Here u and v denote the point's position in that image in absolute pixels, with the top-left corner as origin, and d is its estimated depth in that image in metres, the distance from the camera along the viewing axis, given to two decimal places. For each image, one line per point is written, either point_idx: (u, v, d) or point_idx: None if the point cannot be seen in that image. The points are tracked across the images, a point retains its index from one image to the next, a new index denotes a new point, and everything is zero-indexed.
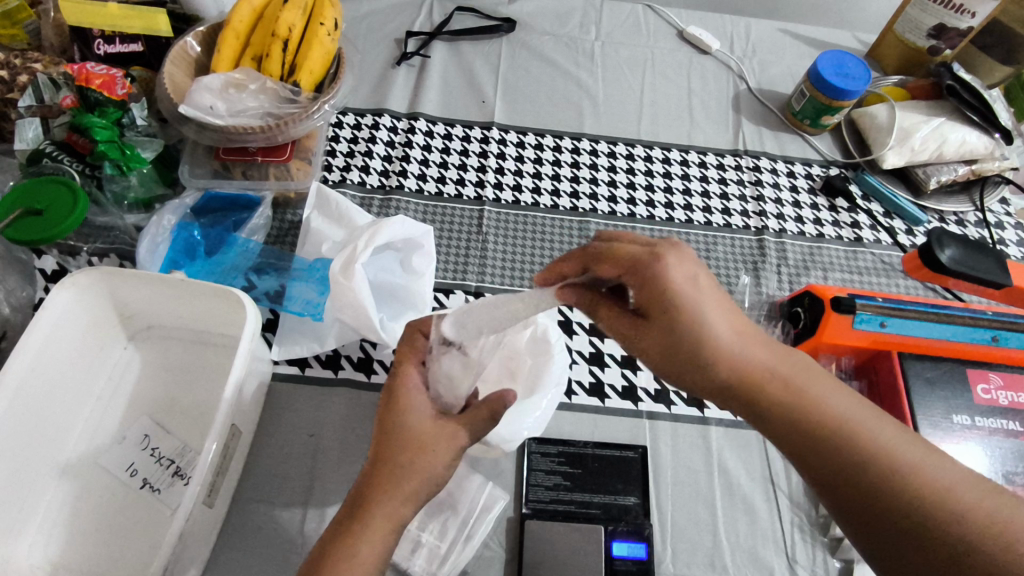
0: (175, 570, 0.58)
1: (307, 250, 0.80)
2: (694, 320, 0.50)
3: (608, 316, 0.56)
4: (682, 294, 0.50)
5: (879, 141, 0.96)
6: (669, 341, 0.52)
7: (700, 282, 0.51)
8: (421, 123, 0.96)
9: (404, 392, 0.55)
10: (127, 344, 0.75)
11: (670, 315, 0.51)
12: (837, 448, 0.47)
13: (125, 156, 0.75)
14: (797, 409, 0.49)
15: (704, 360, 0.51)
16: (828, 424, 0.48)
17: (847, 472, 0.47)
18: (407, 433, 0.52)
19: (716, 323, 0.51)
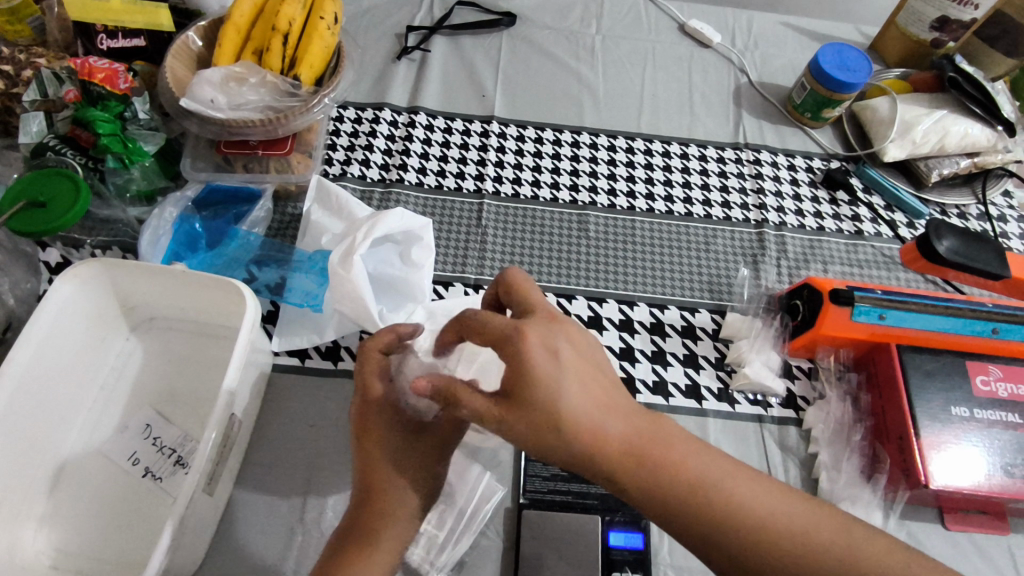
0: (175, 557, 0.59)
1: (307, 242, 0.81)
2: (563, 405, 0.45)
3: (482, 407, 0.46)
4: (550, 374, 0.45)
5: (881, 134, 0.95)
6: (545, 434, 0.45)
7: (565, 357, 0.46)
8: (421, 116, 0.97)
9: (376, 419, 0.54)
10: (129, 335, 0.76)
11: (539, 404, 0.45)
12: (714, 513, 0.46)
13: (127, 149, 0.76)
14: (672, 478, 0.47)
15: (580, 450, 0.45)
16: (702, 493, 0.47)
17: (725, 537, 0.46)
18: (387, 463, 0.53)
19: (583, 403, 0.45)
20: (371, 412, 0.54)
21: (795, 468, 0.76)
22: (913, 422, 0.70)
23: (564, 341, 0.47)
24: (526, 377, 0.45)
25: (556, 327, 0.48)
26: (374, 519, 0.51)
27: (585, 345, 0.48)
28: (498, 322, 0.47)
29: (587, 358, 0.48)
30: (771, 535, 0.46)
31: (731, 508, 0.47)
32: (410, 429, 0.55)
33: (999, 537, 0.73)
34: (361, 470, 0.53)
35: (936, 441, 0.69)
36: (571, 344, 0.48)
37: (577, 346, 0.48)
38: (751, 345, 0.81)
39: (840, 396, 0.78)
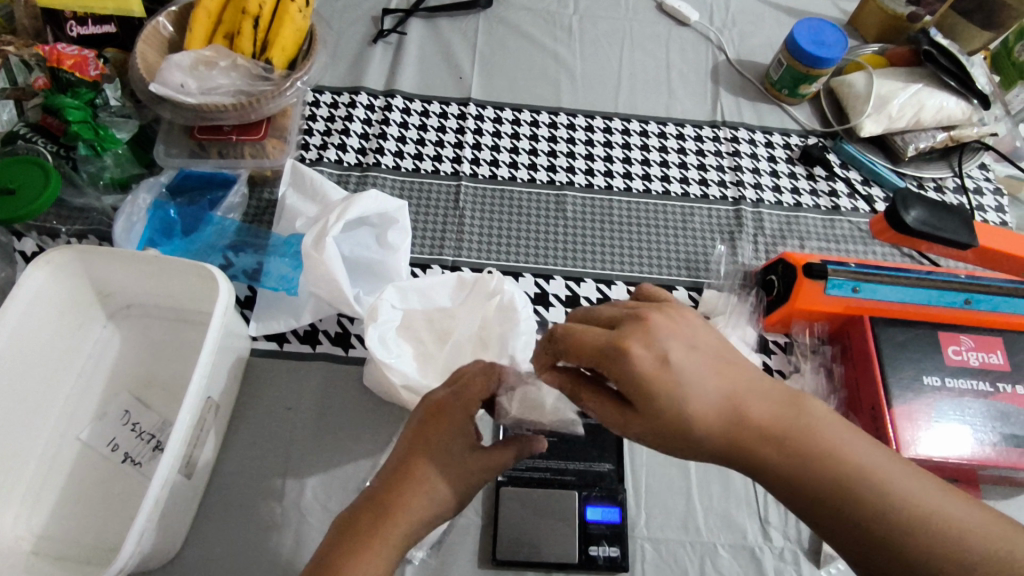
0: (152, 541, 0.59)
1: (282, 226, 0.81)
2: (680, 405, 0.43)
3: (604, 409, 0.47)
4: (667, 372, 0.43)
5: (857, 109, 0.96)
6: (673, 435, 0.44)
7: (675, 355, 0.44)
8: (397, 100, 0.96)
9: (453, 409, 0.54)
10: (106, 323, 0.76)
11: (661, 406, 0.43)
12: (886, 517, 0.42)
13: (99, 136, 0.75)
14: (829, 475, 0.43)
15: (717, 443, 0.44)
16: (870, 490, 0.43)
17: (902, 544, 0.42)
18: (439, 454, 0.53)
19: (708, 401, 0.44)
20: (456, 404, 0.54)
21: None
22: (885, 392, 0.71)
23: (676, 336, 0.45)
24: (640, 382, 0.43)
25: (659, 326, 0.45)
26: (406, 491, 0.51)
27: (697, 335, 0.46)
28: (591, 334, 0.45)
29: (708, 352, 0.45)
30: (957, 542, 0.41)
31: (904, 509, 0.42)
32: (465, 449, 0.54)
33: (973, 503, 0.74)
34: (412, 441, 0.54)
35: (907, 410, 0.70)
36: (686, 338, 0.45)
37: (692, 337, 0.45)
38: (728, 321, 0.81)
39: (814, 368, 0.80)
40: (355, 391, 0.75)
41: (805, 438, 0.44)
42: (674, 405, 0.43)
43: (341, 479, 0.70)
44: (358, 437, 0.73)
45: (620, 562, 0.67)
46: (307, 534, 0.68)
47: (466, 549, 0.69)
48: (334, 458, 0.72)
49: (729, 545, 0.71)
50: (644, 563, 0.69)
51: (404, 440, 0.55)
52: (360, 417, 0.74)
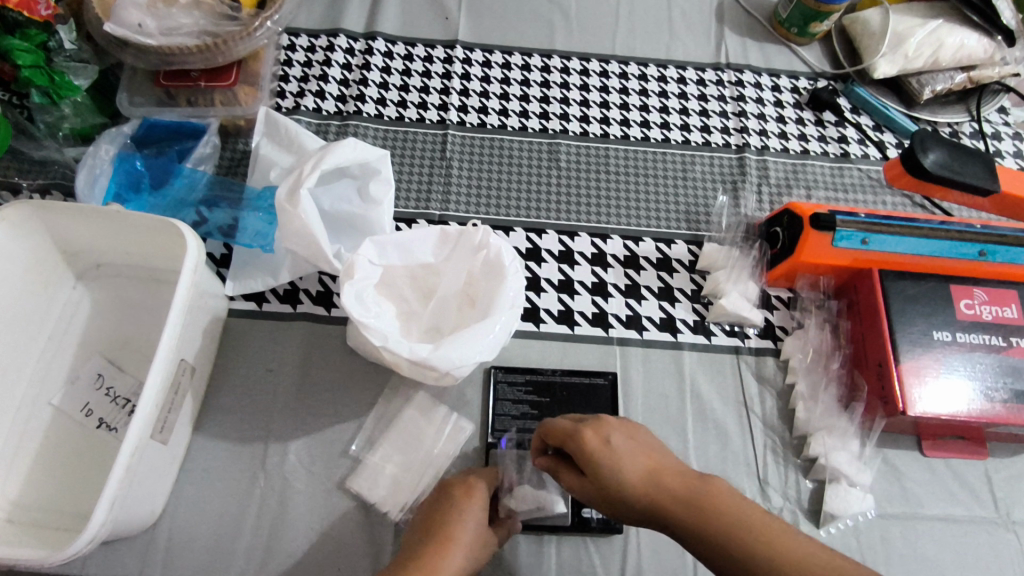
0: (127, 509, 0.57)
1: (256, 177, 0.76)
2: (619, 481, 0.48)
3: (570, 483, 0.52)
4: (610, 454, 0.49)
5: (871, 48, 0.89)
6: (618, 505, 0.49)
7: (616, 441, 0.50)
8: (379, 43, 0.90)
9: (479, 488, 0.59)
10: (76, 284, 0.72)
11: (604, 481, 0.48)
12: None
13: (55, 83, 0.70)
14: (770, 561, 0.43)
15: (659, 519, 0.47)
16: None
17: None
18: (470, 521, 0.56)
19: (645, 483, 0.48)
20: (476, 482, 0.60)
21: (772, 399, 0.74)
22: (893, 348, 0.67)
23: (621, 431, 0.51)
24: (585, 458, 0.49)
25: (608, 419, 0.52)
26: (439, 551, 0.52)
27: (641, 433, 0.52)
28: (561, 421, 0.53)
29: (651, 447, 0.50)
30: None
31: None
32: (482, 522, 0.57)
33: (978, 461, 0.72)
34: (440, 508, 0.57)
35: (914, 366, 0.67)
36: (631, 434, 0.51)
37: (636, 436, 0.51)
38: (729, 275, 0.77)
39: (819, 324, 0.76)
40: (339, 351, 0.72)
41: (746, 523, 0.44)
42: (611, 473, 0.48)
43: (326, 443, 0.68)
44: (342, 399, 0.70)
45: (613, 524, 0.66)
46: (291, 499, 0.66)
47: None
48: (318, 422, 0.69)
49: None
50: (640, 525, 0.67)
51: (432, 510, 0.57)
52: (345, 380, 0.71)
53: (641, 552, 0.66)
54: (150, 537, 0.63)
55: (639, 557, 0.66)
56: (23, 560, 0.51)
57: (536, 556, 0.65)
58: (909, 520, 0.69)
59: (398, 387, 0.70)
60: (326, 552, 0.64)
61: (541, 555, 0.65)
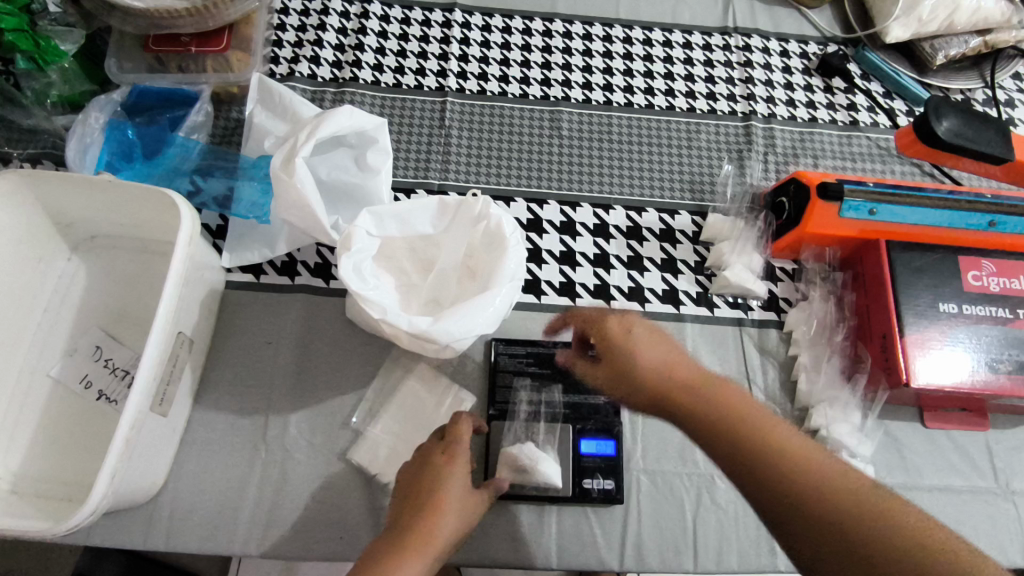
0: (129, 480, 0.57)
1: (250, 146, 0.75)
2: (636, 363, 0.56)
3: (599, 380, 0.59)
4: (632, 343, 0.57)
5: (884, 11, 0.86)
6: (629, 388, 0.56)
7: (638, 333, 0.57)
8: (375, 6, 0.87)
9: (460, 450, 0.58)
10: (70, 256, 0.71)
11: (620, 363, 0.57)
12: (833, 503, 0.43)
13: (39, 48, 0.68)
14: (775, 451, 0.46)
15: (663, 406, 0.54)
16: (826, 482, 0.44)
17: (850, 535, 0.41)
18: (453, 487, 0.56)
19: (669, 376, 0.54)
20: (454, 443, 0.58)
21: (774, 371, 0.74)
22: (898, 320, 0.67)
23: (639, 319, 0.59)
24: (605, 338, 0.59)
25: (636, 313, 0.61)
26: (425, 519, 0.53)
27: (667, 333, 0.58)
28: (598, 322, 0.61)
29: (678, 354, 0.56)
30: (919, 541, 0.40)
31: (867, 501, 0.42)
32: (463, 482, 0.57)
33: (979, 432, 0.72)
34: (423, 475, 0.57)
35: (919, 339, 0.66)
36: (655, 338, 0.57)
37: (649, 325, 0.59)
38: (733, 246, 0.76)
39: (823, 296, 0.75)
40: (338, 323, 0.72)
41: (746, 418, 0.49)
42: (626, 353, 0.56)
43: (327, 415, 0.68)
44: (342, 371, 0.70)
45: (614, 495, 0.66)
46: (293, 470, 0.66)
47: None
48: (319, 393, 0.69)
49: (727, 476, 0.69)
50: (640, 495, 0.68)
51: (416, 475, 0.57)
52: (345, 351, 0.71)
53: (642, 521, 0.67)
54: (153, 507, 0.63)
55: (640, 527, 0.66)
56: (25, 532, 0.52)
57: (538, 525, 0.66)
58: (909, 490, 0.70)
59: (399, 359, 0.70)
60: (329, 522, 0.64)
61: (542, 525, 0.66)
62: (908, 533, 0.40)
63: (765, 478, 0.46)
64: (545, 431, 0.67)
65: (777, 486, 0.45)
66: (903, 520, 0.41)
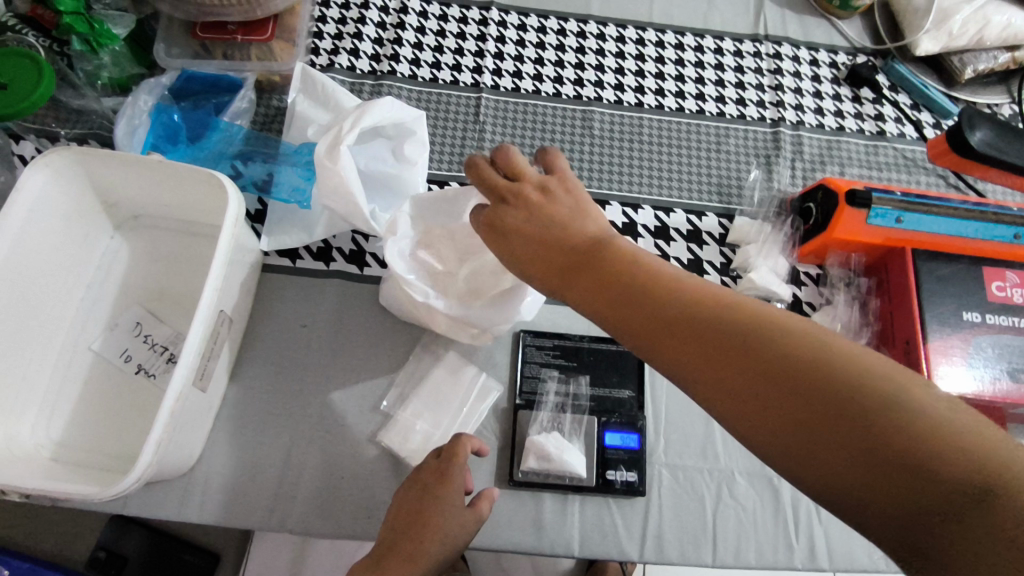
0: (170, 452, 0.59)
1: (293, 134, 0.77)
2: (527, 247, 0.50)
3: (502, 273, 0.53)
4: (537, 231, 0.50)
5: (914, 25, 0.87)
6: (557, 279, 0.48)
7: (512, 216, 0.51)
8: (414, 3, 0.89)
9: (454, 471, 0.60)
10: (114, 234, 0.73)
11: (516, 250, 0.50)
12: (783, 387, 0.36)
13: (94, 31, 0.70)
14: (697, 341, 0.40)
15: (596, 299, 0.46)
16: (761, 360, 0.38)
17: (813, 429, 0.35)
18: (442, 511, 0.58)
19: (566, 256, 0.48)
20: (448, 463, 0.60)
21: None
22: (921, 326, 0.68)
23: (554, 199, 0.51)
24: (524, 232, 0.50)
25: (556, 197, 0.51)
26: (414, 539, 0.57)
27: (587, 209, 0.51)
28: (503, 186, 0.52)
29: (570, 209, 0.51)
30: (892, 406, 0.34)
31: (816, 375, 0.36)
32: (456, 502, 0.59)
33: None
34: (416, 494, 0.59)
35: (941, 347, 0.67)
36: (560, 188, 0.52)
37: (558, 213, 0.50)
38: (760, 249, 0.77)
39: (847, 301, 0.77)
40: (371, 309, 0.73)
41: (697, 309, 0.42)
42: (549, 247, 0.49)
43: (358, 399, 0.70)
44: (374, 356, 0.72)
45: (637, 487, 0.67)
46: (324, 450, 0.67)
47: (485, 467, 0.68)
48: (351, 377, 0.70)
49: (747, 473, 0.70)
50: (661, 488, 0.69)
51: (407, 494, 0.59)
52: (376, 337, 0.72)
53: (662, 514, 0.68)
54: (188, 480, 0.65)
55: (660, 519, 0.68)
56: (72, 494, 0.53)
57: (560, 515, 0.67)
58: None
59: (429, 347, 0.72)
60: (357, 501, 0.66)
61: (565, 514, 0.67)
62: (876, 401, 0.34)
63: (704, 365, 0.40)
64: (572, 422, 0.69)
65: (715, 385, 0.39)
66: (860, 382, 0.35)
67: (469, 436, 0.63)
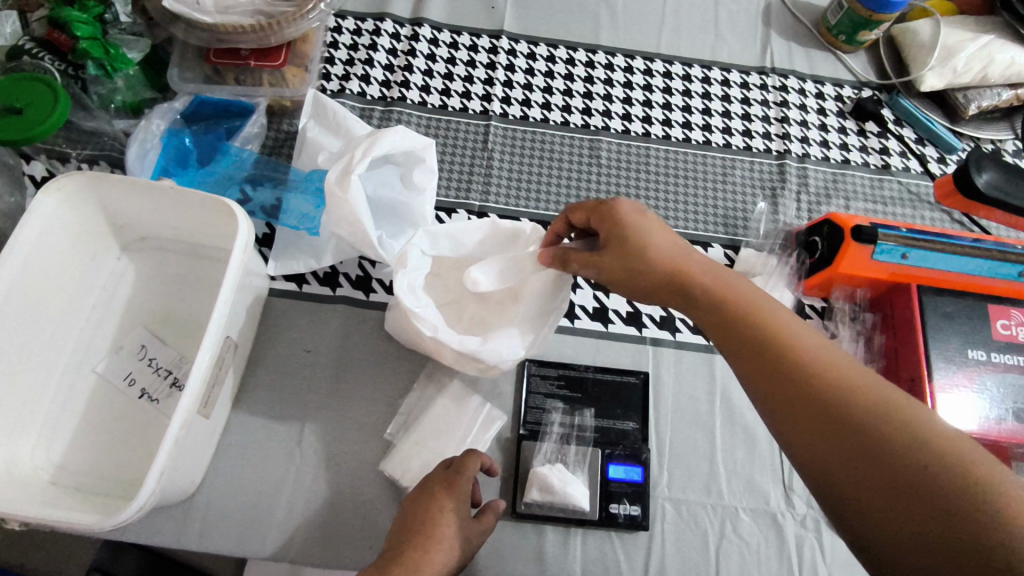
0: (172, 480, 0.58)
1: (303, 160, 0.77)
2: (648, 246, 0.52)
3: (582, 261, 0.56)
4: (665, 245, 0.53)
5: (919, 60, 0.89)
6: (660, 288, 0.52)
7: (651, 219, 0.54)
8: (425, 30, 0.89)
9: (462, 481, 0.59)
10: (120, 255, 0.73)
11: (632, 244, 0.53)
12: (884, 443, 0.40)
13: (110, 55, 0.71)
14: (803, 369, 0.45)
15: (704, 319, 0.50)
16: (863, 415, 0.42)
17: (891, 483, 0.39)
18: (451, 521, 0.56)
19: (684, 276, 0.52)
20: (457, 471, 0.59)
21: None
22: (926, 362, 0.68)
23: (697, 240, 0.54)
24: (642, 243, 0.52)
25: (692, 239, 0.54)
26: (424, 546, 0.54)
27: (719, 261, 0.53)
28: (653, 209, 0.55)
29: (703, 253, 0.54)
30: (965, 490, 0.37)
31: (917, 444, 0.39)
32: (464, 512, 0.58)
33: None
34: (423, 503, 0.58)
35: (947, 386, 0.67)
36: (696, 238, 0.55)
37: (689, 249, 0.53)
38: (765, 283, 0.77)
39: (852, 337, 0.76)
40: (376, 336, 0.73)
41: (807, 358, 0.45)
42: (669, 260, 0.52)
43: (361, 427, 0.69)
44: (378, 383, 0.72)
45: (640, 521, 0.67)
46: (326, 479, 0.67)
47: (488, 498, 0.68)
48: (354, 404, 0.70)
49: (750, 509, 0.70)
50: (664, 522, 0.68)
51: (412, 506, 0.58)
52: (381, 364, 0.72)
53: (665, 548, 0.67)
54: (188, 507, 0.65)
55: (663, 554, 0.67)
56: (74, 524, 0.53)
57: (563, 547, 0.66)
58: None
59: (433, 375, 0.72)
60: (358, 530, 0.65)
61: (568, 546, 0.66)
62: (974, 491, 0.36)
63: (793, 389, 0.44)
64: (576, 453, 0.68)
65: (810, 422, 0.43)
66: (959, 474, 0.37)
67: (474, 451, 0.63)
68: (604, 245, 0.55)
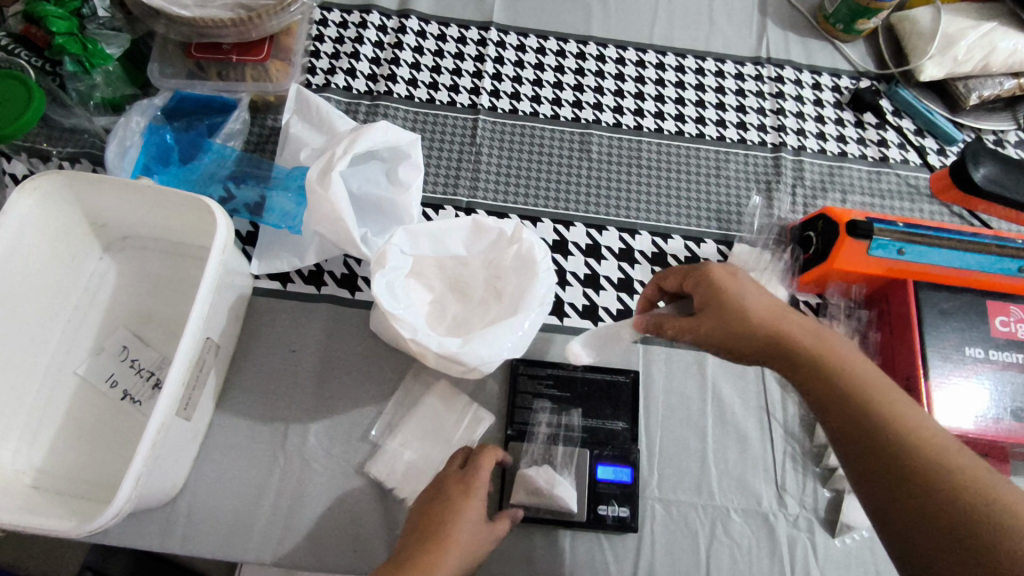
0: (151, 484, 0.58)
1: (285, 156, 0.76)
2: (743, 310, 0.52)
3: (677, 328, 0.57)
4: (761, 309, 0.52)
5: (918, 49, 0.86)
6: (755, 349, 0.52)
7: (744, 280, 0.54)
8: (412, 22, 0.88)
9: (477, 481, 0.58)
10: (102, 255, 0.72)
11: (726, 307, 0.53)
12: (961, 517, 0.40)
13: (87, 50, 0.69)
14: (881, 421, 0.45)
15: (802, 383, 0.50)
16: (948, 487, 0.41)
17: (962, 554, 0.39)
18: (465, 522, 0.55)
19: (783, 339, 0.51)
20: (472, 473, 0.59)
21: (795, 406, 0.73)
22: (922, 360, 0.66)
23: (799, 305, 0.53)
24: (734, 308, 0.52)
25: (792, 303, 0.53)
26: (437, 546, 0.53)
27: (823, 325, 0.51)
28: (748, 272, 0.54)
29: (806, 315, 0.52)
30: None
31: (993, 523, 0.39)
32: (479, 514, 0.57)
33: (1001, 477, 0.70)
34: (434, 504, 0.57)
35: (945, 382, 0.66)
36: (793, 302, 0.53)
37: (790, 312, 0.52)
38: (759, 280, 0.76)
39: (848, 333, 0.75)
40: (360, 335, 0.72)
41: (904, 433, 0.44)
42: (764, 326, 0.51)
43: (345, 427, 0.68)
44: (362, 383, 0.70)
45: (629, 523, 0.65)
46: (310, 480, 0.66)
47: None
48: (338, 404, 0.69)
49: (742, 510, 0.69)
50: (654, 524, 0.67)
51: (427, 507, 0.57)
52: (366, 364, 0.71)
53: (655, 550, 0.66)
54: (170, 510, 0.64)
55: (652, 555, 0.66)
56: (48, 530, 0.52)
57: (551, 548, 0.66)
58: None
59: (419, 374, 0.70)
60: (342, 532, 0.65)
61: (556, 548, 0.66)
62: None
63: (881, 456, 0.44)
64: (562, 454, 0.67)
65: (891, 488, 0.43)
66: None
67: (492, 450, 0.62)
68: (699, 309, 0.55)
